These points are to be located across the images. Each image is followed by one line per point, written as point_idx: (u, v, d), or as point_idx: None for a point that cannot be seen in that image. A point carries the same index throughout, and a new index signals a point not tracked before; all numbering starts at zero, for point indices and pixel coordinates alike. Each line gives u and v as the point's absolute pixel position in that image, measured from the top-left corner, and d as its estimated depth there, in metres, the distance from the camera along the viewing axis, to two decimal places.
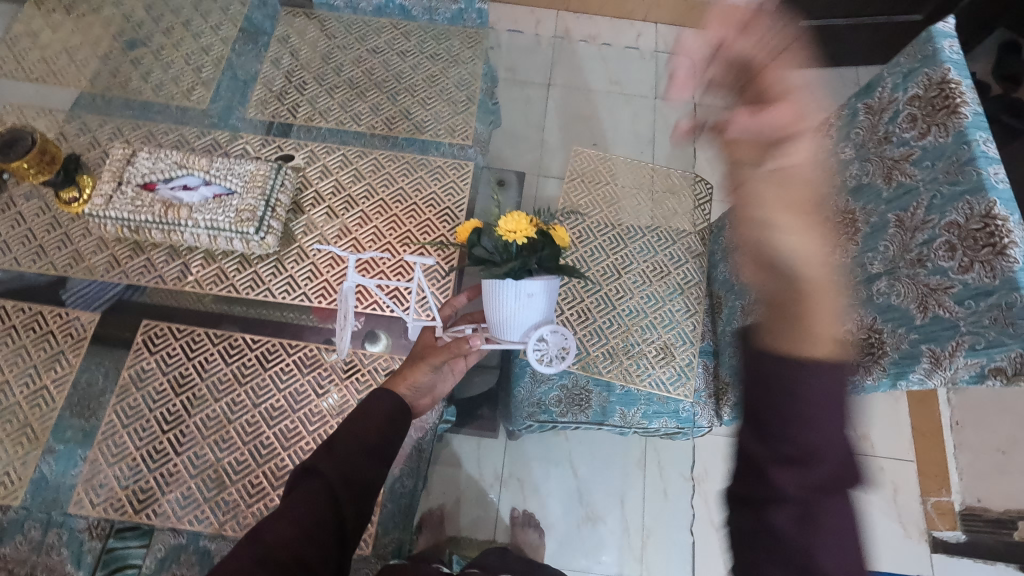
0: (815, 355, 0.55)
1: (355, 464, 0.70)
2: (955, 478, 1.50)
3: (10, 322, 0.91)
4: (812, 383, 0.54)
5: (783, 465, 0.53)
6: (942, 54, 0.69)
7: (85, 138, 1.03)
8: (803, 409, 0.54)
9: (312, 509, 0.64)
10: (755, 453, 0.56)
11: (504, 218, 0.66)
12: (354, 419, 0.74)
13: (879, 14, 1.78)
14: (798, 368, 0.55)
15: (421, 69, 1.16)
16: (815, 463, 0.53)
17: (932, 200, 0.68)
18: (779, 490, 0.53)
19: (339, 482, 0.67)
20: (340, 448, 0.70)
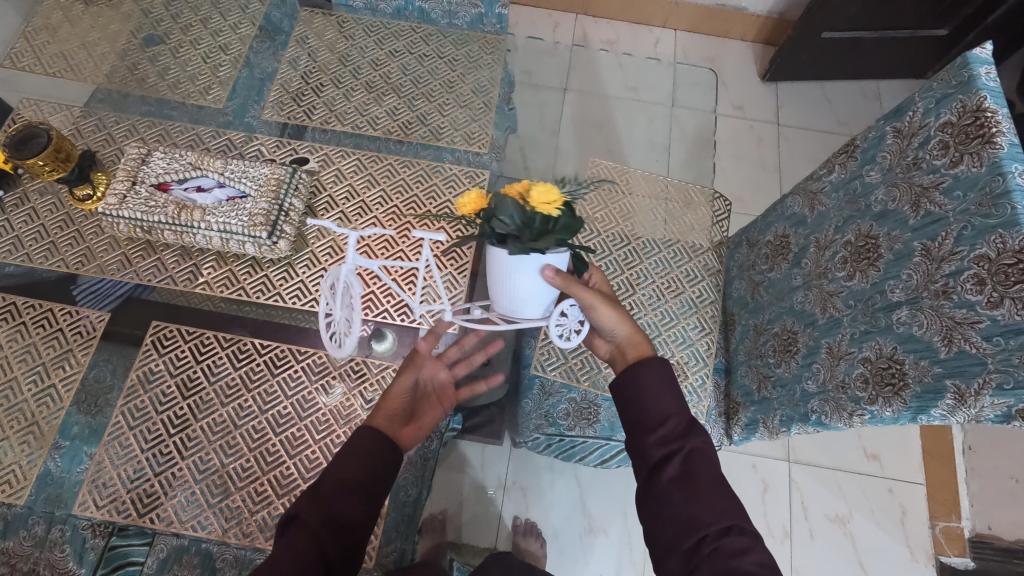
0: (664, 384, 0.73)
1: (339, 505, 0.66)
2: (966, 503, 1.47)
3: (20, 319, 0.91)
4: (668, 410, 0.71)
5: (671, 487, 0.65)
6: (979, 81, 0.67)
7: (100, 134, 1.02)
8: (672, 434, 0.69)
9: (294, 559, 0.60)
10: (649, 482, 0.68)
11: (536, 188, 0.59)
12: (341, 455, 0.70)
13: (905, 27, 1.75)
14: (654, 402, 0.72)
15: (439, 74, 1.15)
16: (701, 478, 0.66)
17: (962, 231, 0.66)
18: (682, 505, 0.64)
19: (322, 528, 0.63)
20: (323, 492, 0.66)
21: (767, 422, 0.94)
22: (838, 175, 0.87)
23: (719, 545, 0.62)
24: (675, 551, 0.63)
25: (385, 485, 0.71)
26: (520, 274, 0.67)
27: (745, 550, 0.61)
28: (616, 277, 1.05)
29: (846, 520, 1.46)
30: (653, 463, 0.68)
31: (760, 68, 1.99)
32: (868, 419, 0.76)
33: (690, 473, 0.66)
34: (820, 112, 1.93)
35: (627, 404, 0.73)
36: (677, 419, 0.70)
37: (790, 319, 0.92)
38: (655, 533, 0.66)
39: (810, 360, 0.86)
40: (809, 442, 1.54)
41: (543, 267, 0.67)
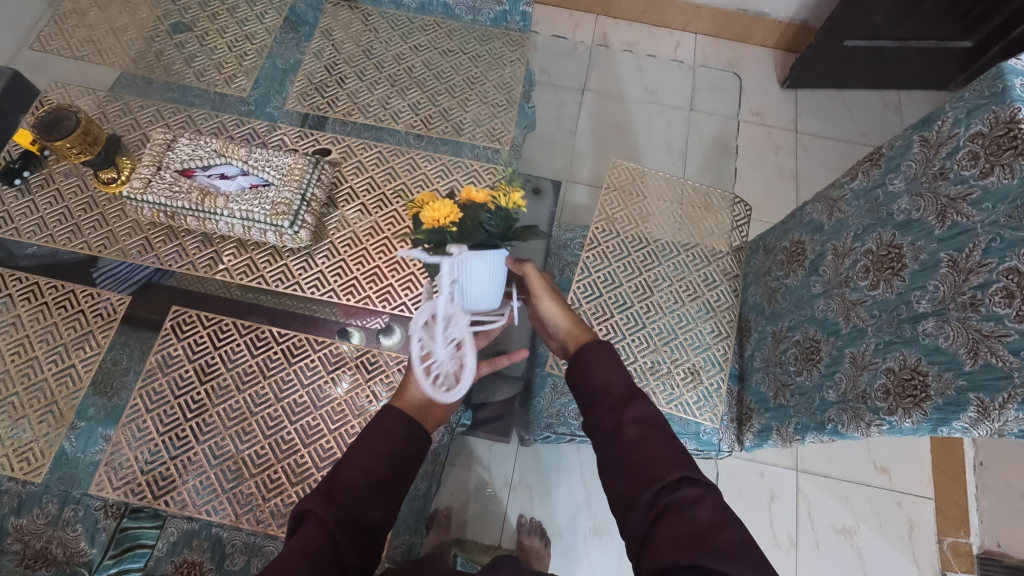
0: (609, 357, 0.73)
1: (359, 506, 0.64)
2: (975, 519, 1.47)
3: (42, 299, 0.91)
4: (611, 378, 0.71)
5: (625, 450, 0.64)
6: (1013, 93, 0.66)
7: (126, 119, 1.03)
8: (617, 400, 0.69)
9: (310, 556, 0.57)
10: (607, 446, 0.67)
11: (512, 192, 0.71)
12: (359, 450, 0.68)
13: (929, 38, 1.73)
14: (600, 373, 0.72)
15: (462, 69, 1.15)
16: (652, 438, 0.65)
17: (990, 243, 0.66)
18: (635, 463, 0.63)
19: (339, 527, 0.61)
20: (341, 490, 0.64)
21: (781, 429, 0.94)
22: (860, 183, 0.86)
23: (672, 500, 0.59)
24: (633, 508, 0.61)
25: (403, 486, 0.69)
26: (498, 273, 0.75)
27: (698, 501, 0.58)
28: (633, 279, 1.05)
29: (852, 532, 1.45)
30: (605, 431, 0.68)
31: (779, 74, 1.98)
32: (886, 430, 0.75)
33: (639, 434, 0.65)
34: (839, 121, 1.92)
35: (577, 381, 0.74)
36: (622, 387, 0.70)
37: (811, 327, 0.91)
38: (616, 497, 0.64)
39: (831, 370, 0.85)
40: (817, 452, 1.53)
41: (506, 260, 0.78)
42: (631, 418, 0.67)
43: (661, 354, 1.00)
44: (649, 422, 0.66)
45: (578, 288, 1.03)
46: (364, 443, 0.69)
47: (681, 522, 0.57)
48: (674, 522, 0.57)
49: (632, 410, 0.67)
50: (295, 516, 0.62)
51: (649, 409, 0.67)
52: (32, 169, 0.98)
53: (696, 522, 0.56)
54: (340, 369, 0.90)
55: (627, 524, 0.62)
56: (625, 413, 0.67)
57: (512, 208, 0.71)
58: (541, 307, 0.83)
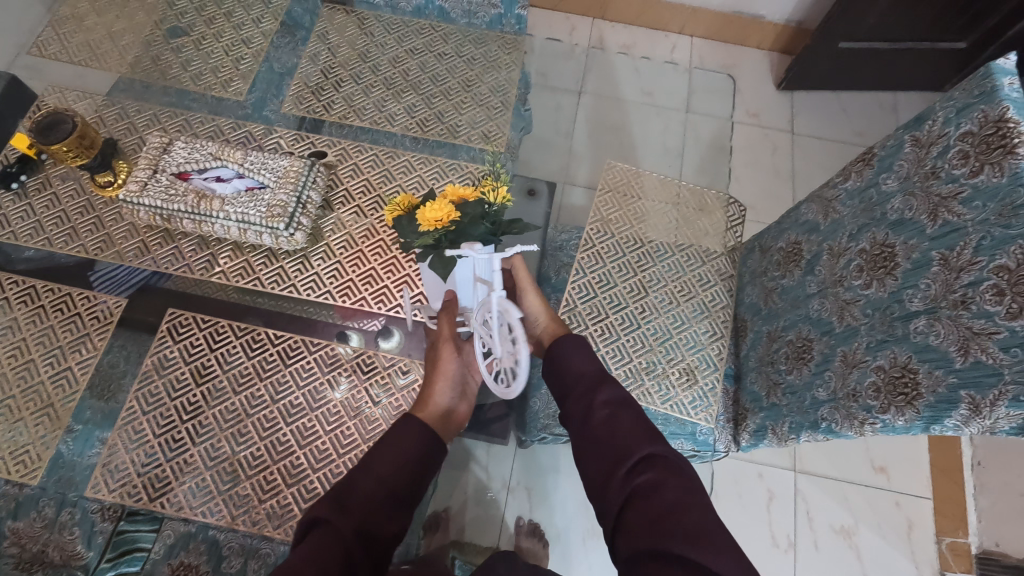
0: (580, 346, 0.76)
1: (374, 516, 0.64)
2: (973, 519, 1.47)
3: (38, 302, 0.92)
4: (582, 363, 0.74)
5: (595, 433, 0.68)
6: (1002, 91, 0.67)
7: (123, 123, 1.03)
8: (588, 385, 0.72)
9: (324, 563, 0.58)
10: (579, 431, 0.70)
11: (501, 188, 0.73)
12: (377, 461, 0.69)
13: (923, 39, 1.74)
14: (571, 359, 0.75)
15: (457, 72, 1.16)
16: (622, 421, 0.68)
17: (981, 241, 0.66)
18: (606, 446, 0.66)
19: (354, 535, 0.61)
20: (354, 498, 0.65)
21: (776, 428, 0.94)
22: (854, 183, 0.87)
23: (639, 482, 0.63)
24: (605, 489, 0.64)
25: (415, 501, 0.70)
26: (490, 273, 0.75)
27: (663, 484, 0.61)
28: (628, 279, 1.05)
29: (851, 532, 1.45)
30: (577, 416, 0.71)
31: (775, 76, 1.98)
32: (879, 428, 0.76)
33: (608, 417, 0.69)
34: (835, 122, 1.93)
35: (550, 369, 0.77)
36: (592, 371, 0.74)
37: (804, 326, 0.91)
38: (590, 479, 0.67)
39: (823, 368, 0.85)
40: (816, 451, 1.53)
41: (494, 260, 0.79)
42: (600, 402, 0.70)
43: (656, 355, 1.00)
44: (616, 407, 0.70)
45: (573, 289, 1.03)
46: (381, 453, 0.70)
47: (648, 504, 0.60)
48: (641, 504, 0.60)
49: (602, 393, 0.71)
50: (306, 521, 0.62)
51: (617, 392, 0.71)
52: (29, 174, 0.98)
53: (661, 505, 0.59)
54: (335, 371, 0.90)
55: (601, 506, 0.65)
56: (594, 398, 0.70)
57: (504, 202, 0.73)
58: (522, 299, 0.84)
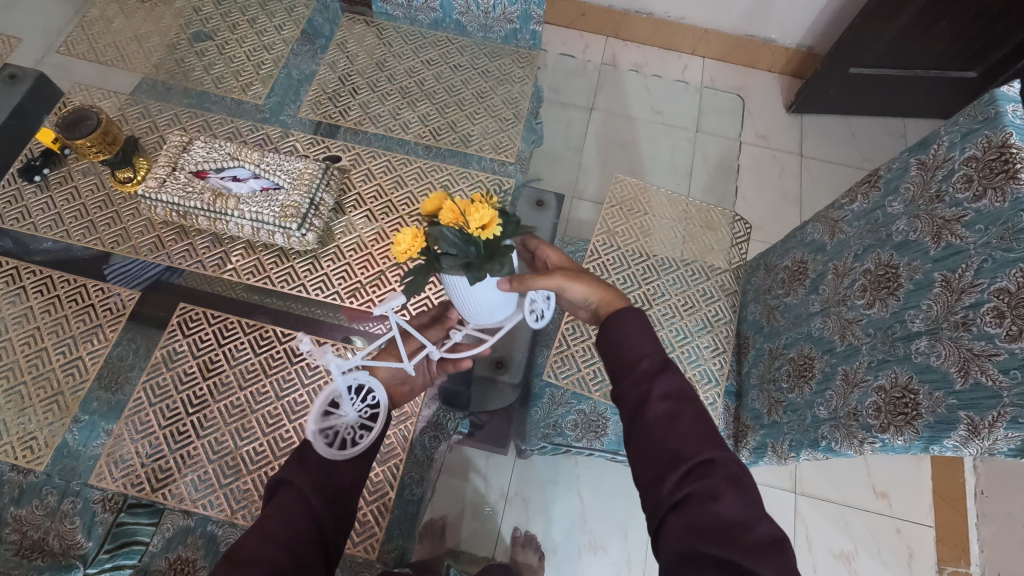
0: (641, 329, 0.71)
1: (331, 471, 0.67)
2: (976, 549, 1.44)
3: (53, 293, 0.94)
4: (641, 348, 0.70)
5: (651, 424, 0.64)
6: (1005, 118, 0.68)
7: (145, 122, 1.06)
8: (645, 372, 0.68)
9: (288, 518, 0.62)
10: (630, 418, 0.67)
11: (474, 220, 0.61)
12: (331, 422, 0.72)
13: (933, 67, 1.76)
14: (628, 343, 0.71)
15: (471, 84, 1.19)
16: (682, 416, 0.64)
17: (983, 263, 0.67)
18: (662, 441, 0.63)
19: (314, 491, 0.64)
20: (313, 456, 0.67)
21: (776, 446, 0.94)
22: (860, 205, 0.88)
23: (694, 487, 0.59)
24: (656, 487, 0.62)
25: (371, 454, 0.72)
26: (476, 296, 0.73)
27: (720, 494, 0.58)
28: (633, 291, 1.06)
29: (851, 558, 1.43)
30: (630, 402, 0.68)
31: (786, 99, 2.01)
32: (879, 447, 0.76)
33: (667, 411, 0.65)
34: (843, 146, 1.94)
35: (605, 350, 0.73)
36: (651, 358, 0.69)
37: (806, 344, 0.92)
38: (640, 472, 0.64)
39: (824, 387, 0.86)
40: (817, 473, 1.52)
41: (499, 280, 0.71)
42: (658, 394, 0.66)
43: None
44: (678, 400, 0.66)
45: None
46: (338, 418, 0.72)
47: (703, 514, 0.57)
48: (695, 512, 0.58)
49: (660, 384, 0.67)
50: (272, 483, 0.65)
51: (678, 384, 0.67)
52: (52, 167, 1.01)
53: (717, 517, 0.56)
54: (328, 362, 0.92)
55: (648, 502, 0.63)
56: (654, 388, 0.66)
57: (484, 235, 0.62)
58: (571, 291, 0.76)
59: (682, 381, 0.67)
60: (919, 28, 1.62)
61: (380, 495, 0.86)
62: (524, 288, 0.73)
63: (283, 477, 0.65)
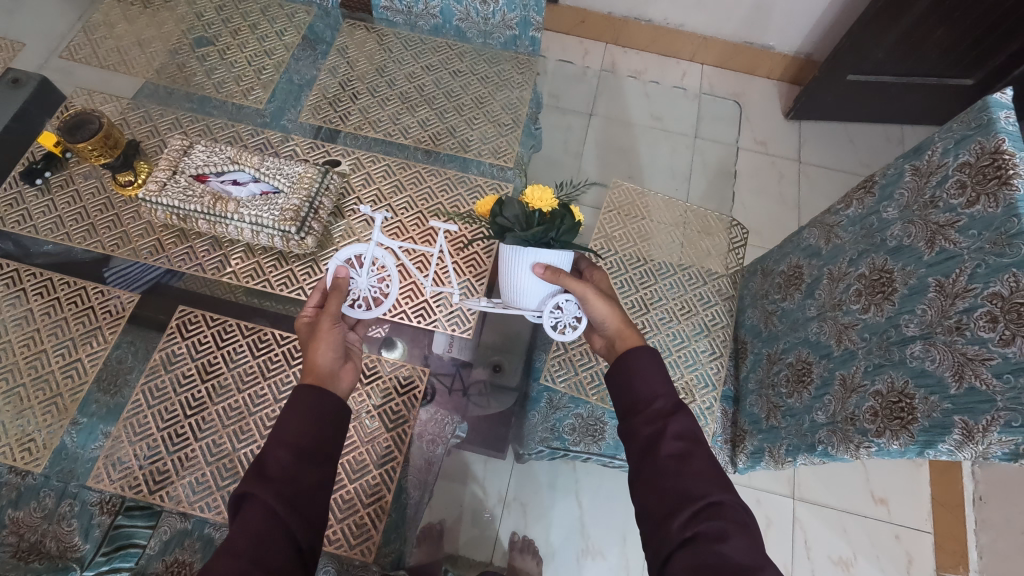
0: (657, 369, 0.74)
1: (296, 475, 0.64)
2: (974, 556, 1.44)
3: (53, 295, 0.94)
4: (657, 388, 0.72)
5: (663, 461, 0.65)
6: (998, 124, 0.69)
7: (146, 126, 1.07)
8: (659, 412, 0.70)
9: (256, 537, 0.59)
10: (639, 457, 0.68)
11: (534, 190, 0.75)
12: (287, 424, 0.68)
13: (930, 74, 1.77)
14: (645, 381, 0.73)
15: (471, 89, 1.19)
16: (694, 457, 0.66)
17: (976, 269, 0.67)
18: (672, 481, 0.64)
19: (279, 499, 0.62)
20: (270, 465, 0.64)
21: (773, 450, 0.94)
22: (855, 210, 0.88)
23: (701, 528, 0.60)
24: (662, 526, 0.62)
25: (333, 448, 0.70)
26: (516, 268, 0.81)
27: (728, 536, 0.59)
28: (630, 296, 1.06)
29: (850, 564, 1.43)
30: (643, 438, 0.69)
31: (784, 106, 2.02)
32: (874, 452, 0.76)
33: (680, 451, 0.66)
34: (841, 152, 1.95)
35: (619, 384, 0.75)
36: (665, 399, 0.71)
37: (803, 349, 0.93)
38: (646, 509, 0.65)
39: (822, 392, 0.86)
40: (816, 479, 1.52)
41: (537, 264, 0.80)
42: (672, 434, 0.67)
43: None
44: (690, 442, 0.67)
45: None
46: (290, 418, 0.68)
47: (709, 556, 0.58)
48: (702, 552, 0.58)
49: (674, 424, 0.68)
50: (234, 498, 0.62)
51: (692, 425, 0.68)
52: (53, 170, 1.01)
53: (723, 559, 0.57)
54: (351, 296, 0.88)
55: (652, 538, 0.63)
56: (668, 427, 0.68)
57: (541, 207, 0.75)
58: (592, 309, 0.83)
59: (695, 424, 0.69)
60: (916, 36, 1.63)
61: (379, 498, 0.86)
62: (558, 281, 0.81)
63: (244, 491, 0.62)
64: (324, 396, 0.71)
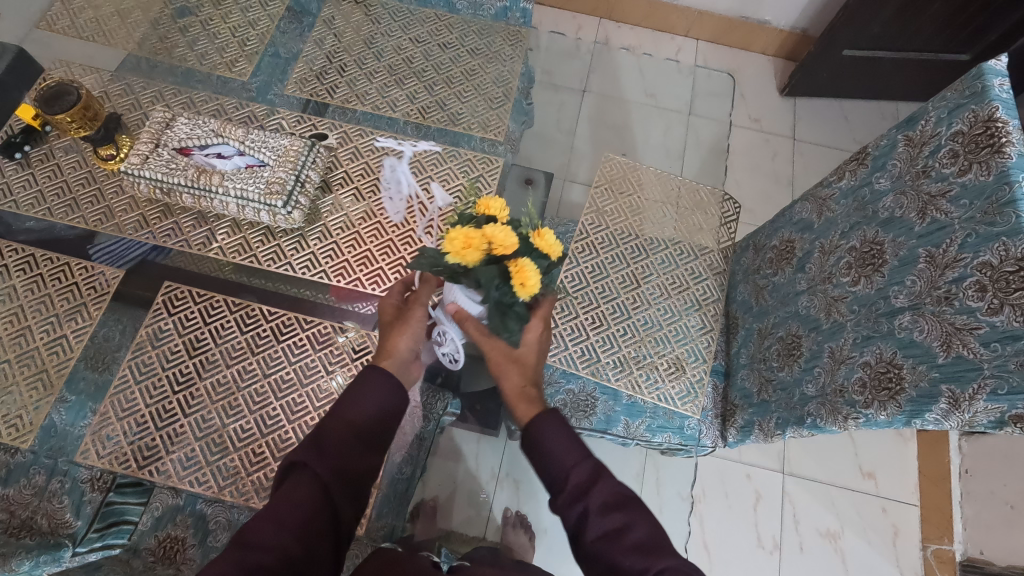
0: (567, 439, 0.68)
1: (349, 458, 0.67)
2: (958, 526, 1.47)
3: (36, 271, 0.92)
4: (570, 461, 0.66)
5: (591, 546, 0.62)
6: (992, 92, 0.68)
7: (128, 99, 1.04)
8: (578, 487, 0.65)
9: (305, 505, 0.61)
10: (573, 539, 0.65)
11: (460, 235, 0.65)
12: (349, 402, 0.70)
13: (925, 49, 1.75)
14: (554, 457, 0.67)
15: (460, 62, 1.17)
16: (630, 528, 0.62)
17: (967, 238, 0.67)
18: (608, 562, 0.61)
19: (331, 475, 0.64)
20: (331, 441, 0.67)
21: (763, 424, 0.95)
22: (847, 182, 0.87)
23: None
24: None
25: (389, 437, 0.72)
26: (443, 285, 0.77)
27: None
28: (621, 270, 1.05)
29: (837, 536, 1.46)
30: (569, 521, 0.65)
31: (779, 82, 2.00)
32: (862, 423, 0.76)
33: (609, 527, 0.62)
34: (836, 129, 1.94)
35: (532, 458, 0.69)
36: (579, 473, 0.66)
37: (794, 323, 0.92)
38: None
39: (812, 364, 0.86)
40: (805, 454, 1.53)
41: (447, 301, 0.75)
42: (596, 511, 0.63)
43: (646, 346, 1.01)
44: (618, 515, 0.63)
45: (566, 277, 1.04)
46: (353, 395, 0.70)
47: None
48: None
49: (594, 497, 0.64)
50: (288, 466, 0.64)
51: (616, 493, 0.64)
52: (33, 144, 0.99)
53: None
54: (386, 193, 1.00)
55: None
56: (588, 508, 0.63)
57: (470, 257, 0.65)
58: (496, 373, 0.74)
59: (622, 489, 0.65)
60: (912, 10, 1.61)
61: None
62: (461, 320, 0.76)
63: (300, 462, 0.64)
64: (383, 388, 0.71)
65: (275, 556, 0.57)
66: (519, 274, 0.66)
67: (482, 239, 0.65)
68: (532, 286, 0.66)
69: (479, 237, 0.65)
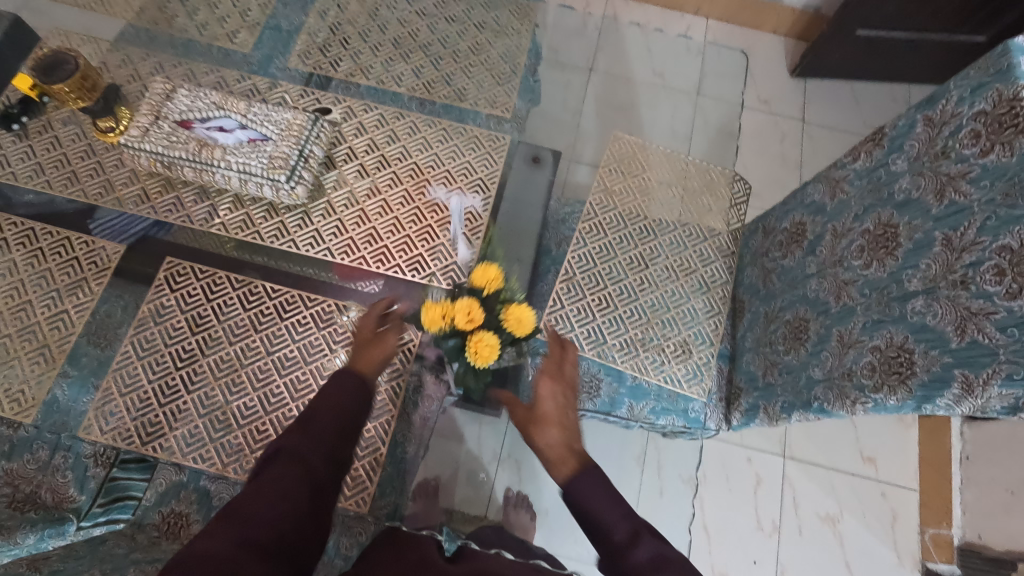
0: (606, 494, 0.71)
1: (335, 447, 0.71)
2: (957, 512, 1.47)
3: (36, 245, 0.91)
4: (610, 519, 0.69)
5: None
6: (1017, 70, 0.66)
7: (127, 70, 1.02)
8: (620, 547, 0.68)
9: (293, 483, 0.65)
10: None
11: (431, 307, 0.75)
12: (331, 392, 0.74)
13: (941, 29, 1.72)
14: (597, 515, 0.70)
15: (467, 36, 1.14)
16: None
17: (986, 221, 0.65)
18: None
19: (320, 459, 0.68)
20: (318, 426, 0.71)
21: (768, 408, 0.94)
22: (862, 163, 0.86)
23: None
24: None
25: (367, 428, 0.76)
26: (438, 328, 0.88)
27: None
28: (628, 251, 1.04)
29: (836, 520, 1.47)
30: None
31: (790, 63, 1.96)
32: (871, 407, 0.76)
33: None
34: (846, 112, 1.91)
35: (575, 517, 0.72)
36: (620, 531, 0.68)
37: (802, 306, 0.91)
38: None
39: (819, 348, 0.85)
40: (806, 437, 1.54)
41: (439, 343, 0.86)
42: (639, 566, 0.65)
43: (652, 329, 1.00)
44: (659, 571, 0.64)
45: (573, 258, 1.03)
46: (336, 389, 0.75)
47: None
48: None
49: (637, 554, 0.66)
50: (274, 450, 0.67)
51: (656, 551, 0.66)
52: (31, 115, 0.97)
53: None
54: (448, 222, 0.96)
55: None
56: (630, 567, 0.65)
57: (435, 327, 0.75)
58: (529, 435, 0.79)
59: (657, 539, 0.68)
60: None
61: (372, 451, 0.85)
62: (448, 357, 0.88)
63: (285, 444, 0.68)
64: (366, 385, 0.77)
65: (263, 534, 0.60)
66: (473, 346, 0.73)
67: (446, 315, 0.74)
68: (484, 357, 0.73)
69: (443, 313, 0.74)
